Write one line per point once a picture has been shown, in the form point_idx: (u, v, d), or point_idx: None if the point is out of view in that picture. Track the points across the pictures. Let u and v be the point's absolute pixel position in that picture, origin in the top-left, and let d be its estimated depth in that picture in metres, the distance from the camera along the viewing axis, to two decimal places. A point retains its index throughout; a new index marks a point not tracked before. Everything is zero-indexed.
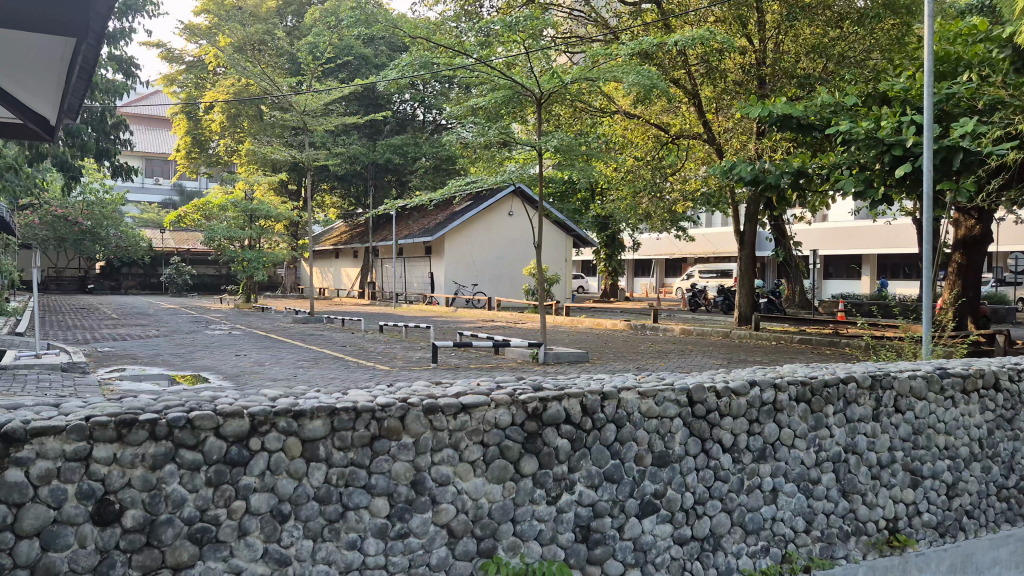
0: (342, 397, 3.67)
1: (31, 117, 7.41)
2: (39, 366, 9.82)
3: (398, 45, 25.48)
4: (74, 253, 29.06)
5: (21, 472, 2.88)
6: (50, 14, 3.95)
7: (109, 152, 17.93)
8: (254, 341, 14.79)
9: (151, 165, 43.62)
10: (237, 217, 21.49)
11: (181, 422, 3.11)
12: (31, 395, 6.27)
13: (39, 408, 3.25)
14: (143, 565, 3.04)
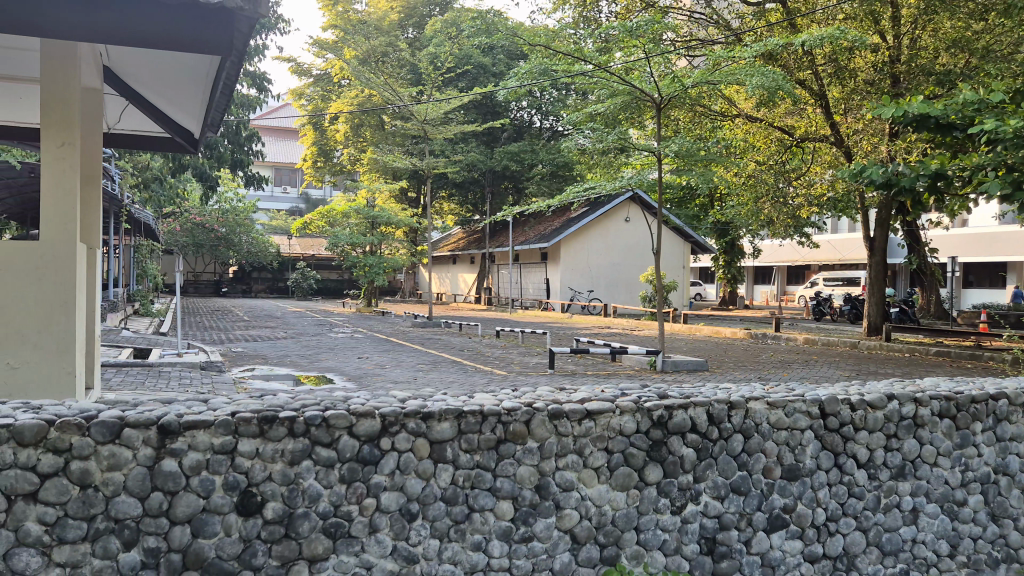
0: (468, 400, 3.75)
1: (178, 130, 7.92)
2: (180, 363, 10.51)
3: (516, 53, 25.73)
4: (211, 258, 30.86)
5: (175, 462, 3.09)
6: (196, 34, 4.17)
7: (243, 162, 18.93)
8: (374, 344, 15.30)
9: (280, 174, 45.79)
10: (360, 223, 22.28)
11: (317, 421, 3.26)
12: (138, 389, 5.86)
13: (190, 403, 3.48)
14: (281, 556, 3.19)
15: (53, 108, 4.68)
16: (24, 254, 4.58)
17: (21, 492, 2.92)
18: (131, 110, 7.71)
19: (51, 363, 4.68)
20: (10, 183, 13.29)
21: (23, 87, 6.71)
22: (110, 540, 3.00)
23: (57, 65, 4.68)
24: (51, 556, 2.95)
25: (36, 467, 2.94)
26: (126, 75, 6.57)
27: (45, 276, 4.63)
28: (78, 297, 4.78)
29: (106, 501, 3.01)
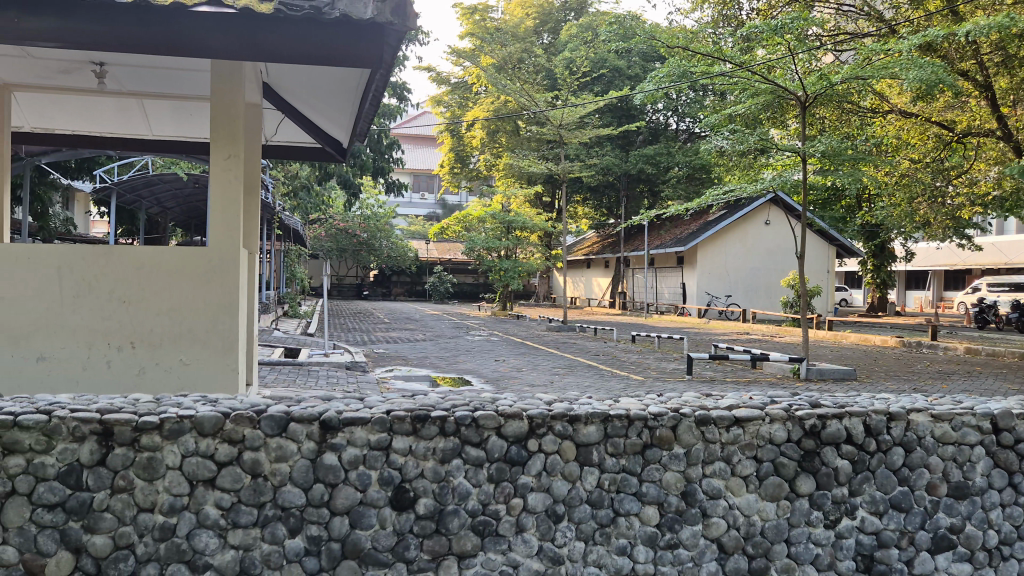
0: (614, 404, 3.75)
1: (328, 141, 8.32)
2: (328, 363, 11.03)
3: (652, 55, 25.37)
4: (354, 262, 32.22)
5: (336, 456, 3.27)
6: (347, 50, 4.37)
7: (385, 169, 19.66)
8: (510, 347, 15.49)
9: (418, 181, 47.21)
10: (495, 227, 22.68)
11: (467, 421, 3.36)
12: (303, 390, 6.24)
13: (350, 400, 3.66)
14: (432, 550, 3.29)
15: (222, 124, 5.04)
16: (195, 261, 4.96)
17: (200, 478, 3.17)
18: (285, 123, 8.18)
19: (216, 361, 5.04)
20: (177, 194, 14.38)
21: (192, 105, 7.26)
22: (277, 527, 3.20)
23: (224, 84, 5.03)
24: (226, 539, 3.17)
25: (213, 456, 3.19)
26: (282, 90, 6.98)
27: (213, 279, 5.00)
28: (240, 300, 5.13)
29: (274, 490, 3.22)
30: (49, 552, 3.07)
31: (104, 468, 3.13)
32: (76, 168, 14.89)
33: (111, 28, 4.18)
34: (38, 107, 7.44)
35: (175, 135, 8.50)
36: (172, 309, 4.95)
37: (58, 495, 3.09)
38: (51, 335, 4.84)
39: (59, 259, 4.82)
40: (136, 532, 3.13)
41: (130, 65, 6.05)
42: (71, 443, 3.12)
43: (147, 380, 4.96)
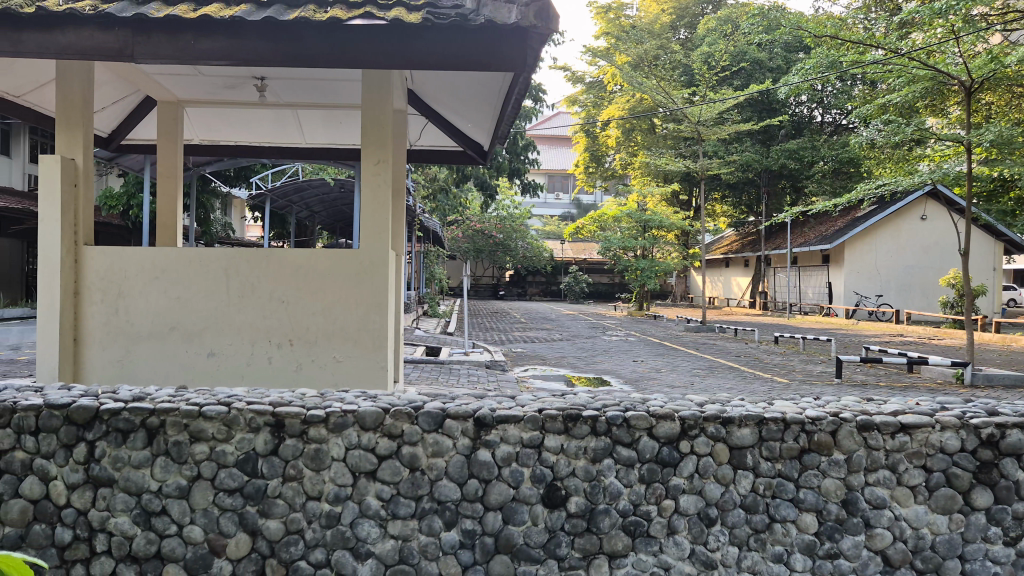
0: (769, 407, 3.65)
1: (469, 144, 8.51)
2: (468, 362, 11.25)
3: (796, 45, 24.33)
4: (491, 262, 32.72)
5: (489, 453, 3.35)
6: (490, 55, 4.44)
7: (521, 171, 19.86)
8: (647, 348, 15.27)
9: (553, 181, 47.31)
10: (631, 227, 22.50)
11: (619, 420, 3.37)
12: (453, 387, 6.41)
13: (501, 398, 3.75)
14: (584, 548, 3.31)
15: (372, 129, 5.25)
16: (347, 261, 5.21)
17: (363, 470, 3.34)
18: (429, 127, 8.43)
19: (368, 358, 5.24)
20: (324, 198, 15.07)
21: (343, 113, 7.62)
22: (434, 520, 3.31)
23: (374, 91, 5.25)
24: (386, 528, 3.32)
25: (374, 449, 3.35)
26: (427, 95, 7.20)
27: (364, 278, 5.23)
28: (388, 298, 5.33)
29: (431, 484, 3.34)
30: (229, 533, 3.30)
31: (277, 457, 3.34)
32: (234, 177, 15.92)
33: (274, 45, 4.47)
34: (205, 120, 8.02)
35: (326, 143, 8.94)
36: (327, 307, 5.21)
37: (237, 481, 3.33)
38: (220, 332, 5.23)
39: (227, 262, 5.21)
40: (305, 518, 3.32)
41: (288, 79, 6.41)
42: (248, 433, 3.35)
43: (305, 376, 5.24)
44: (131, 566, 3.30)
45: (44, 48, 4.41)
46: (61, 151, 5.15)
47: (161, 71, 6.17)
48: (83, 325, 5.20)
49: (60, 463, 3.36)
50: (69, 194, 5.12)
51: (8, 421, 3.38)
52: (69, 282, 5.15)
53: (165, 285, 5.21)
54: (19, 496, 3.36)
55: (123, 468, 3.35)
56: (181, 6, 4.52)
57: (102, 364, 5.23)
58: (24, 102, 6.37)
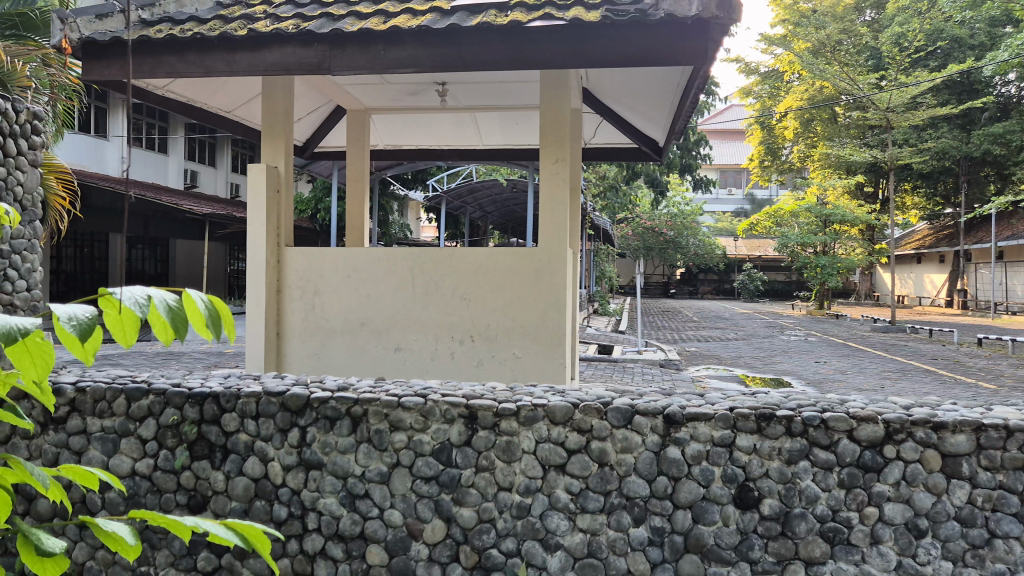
0: (985, 412, 3.38)
1: (645, 141, 8.40)
2: (642, 361, 11.14)
3: (1001, 20, 22.19)
4: (661, 260, 32.20)
5: (679, 450, 3.33)
6: (668, 48, 4.33)
7: (693, 167, 19.37)
8: (831, 348, 14.48)
9: (726, 176, 45.76)
10: (811, 222, 21.45)
11: (815, 421, 3.24)
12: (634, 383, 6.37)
13: (689, 396, 3.70)
14: (778, 552, 3.21)
15: (550, 129, 5.32)
16: (526, 259, 5.29)
17: (553, 463, 3.41)
18: (604, 125, 8.43)
19: (546, 354, 5.28)
20: (498, 199, 15.46)
21: (519, 114, 7.77)
22: (623, 515, 3.32)
23: (552, 93, 5.32)
24: (575, 522, 3.36)
25: (564, 443, 3.41)
26: (601, 93, 7.20)
27: (542, 277, 5.29)
28: (566, 296, 5.36)
29: (619, 479, 3.35)
30: (426, 519, 3.47)
31: (470, 448, 3.48)
32: (413, 179, 16.64)
33: (457, 50, 4.63)
34: (390, 126, 8.44)
35: (503, 144, 9.14)
36: (506, 305, 5.33)
37: (433, 469, 3.49)
38: (406, 327, 5.48)
39: (412, 261, 5.46)
40: (497, 508, 3.43)
41: (468, 83, 6.63)
42: (443, 424, 3.52)
43: (486, 371, 5.38)
44: (338, 544, 3.53)
45: (253, 65, 4.82)
46: (267, 159, 5.62)
47: (351, 82, 6.57)
48: (285, 320, 5.65)
49: (277, 446, 3.66)
50: (272, 200, 5.58)
51: (233, 405, 3.71)
52: (273, 280, 5.62)
53: (356, 283, 5.54)
54: (242, 474, 3.68)
55: (330, 453, 3.60)
56: (373, 19, 4.81)
57: (301, 356, 5.64)
58: (234, 117, 6.97)
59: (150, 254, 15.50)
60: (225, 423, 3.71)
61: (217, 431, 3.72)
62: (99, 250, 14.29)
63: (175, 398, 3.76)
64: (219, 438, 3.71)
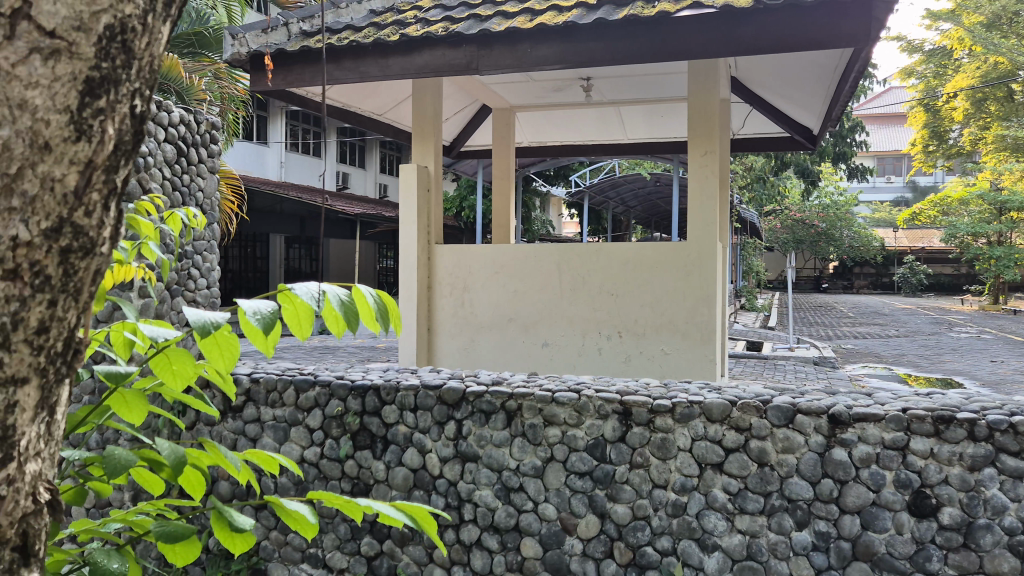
0: None
1: (797, 129, 8.00)
2: (794, 358, 10.69)
3: None
4: (812, 254, 30.73)
5: (846, 452, 3.17)
6: (825, 32, 4.09)
7: (847, 155, 18.33)
8: (1006, 347, 13.36)
9: (884, 164, 43.03)
10: (982, 209, 19.83)
11: (1003, 425, 3.00)
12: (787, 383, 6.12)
13: (855, 395, 3.52)
14: (960, 565, 2.99)
15: (698, 122, 5.18)
16: (674, 253, 5.17)
17: (710, 462, 3.34)
18: (754, 114, 8.13)
19: (695, 350, 5.14)
20: (641, 194, 15.25)
21: (665, 107, 7.63)
22: (784, 518, 3.20)
23: (700, 84, 5.19)
24: (734, 522, 3.27)
25: (721, 441, 3.33)
26: (751, 80, 6.93)
27: (691, 271, 5.15)
28: (716, 291, 5.21)
29: (781, 480, 3.23)
30: (580, 514, 3.49)
31: (625, 444, 3.46)
32: (555, 176, 16.67)
33: (604, 44, 4.59)
34: (533, 123, 8.51)
35: (647, 137, 9.01)
36: (654, 301, 5.23)
37: (587, 465, 3.50)
38: (553, 323, 5.51)
39: (559, 257, 5.47)
40: (652, 505, 3.38)
41: (612, 77, 6.57)
42: (597, 419, 3.51)
43: (633, 367, 5.31)
44: (493, 535, 3.61)
45: (405, 69, 4.99)
46: (418, 160, 5.82)
47: (498, 80, 6.68)
48: (436, 316, 5.82)
49: (434, 438, 3.77)
50: (423, 198, 5.76)
51: (393, 398, 3.86)
52: (424, 278, 5.81)
53: (504, 280, 5.63)
54: (401, 464, 3.82)
55: (486, 446, 3.68)
56: (519, 18, 4.86)
57: (451, 351, 5.80)
58: (386, 119, 7.24)
59: (305, 253, 16.63)
60: (385, 414, 3.87)
61: (378, 422, 3.88)
62: (260, 250, 15.26)
63: (339, 390, 3.95)
64: (380, 429, 3.87)
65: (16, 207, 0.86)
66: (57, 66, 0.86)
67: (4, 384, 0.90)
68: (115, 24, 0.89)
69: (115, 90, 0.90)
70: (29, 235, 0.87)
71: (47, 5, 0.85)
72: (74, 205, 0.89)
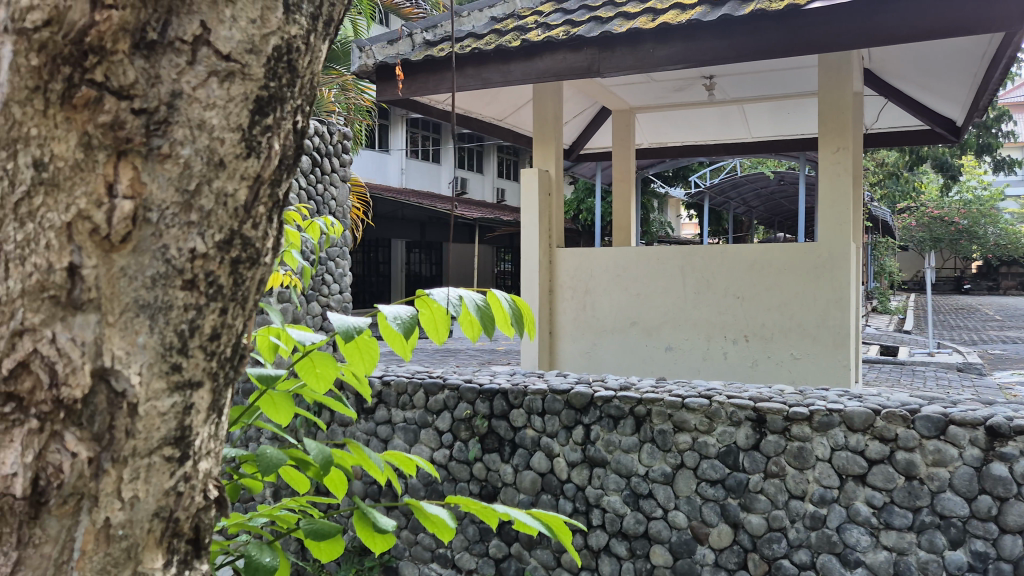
0: None
1: (938, 121, 7.50)
2: (934, 364, 10.07)
3: None
4: (952, 253, 28.89)
5: (1006, 467, 2.96)
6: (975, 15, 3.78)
7: (991, 147, 17.11)
8: None
9: None
10: None
11: None
12: (930, 390, 5.77)
13: (1014, 406, 3.27)
14: None
15: (830, 117, 4.96)
16: (805, 254, 4.96)
17: (852, 473, 3.19)
18: (889, 107, 7.70)
19: (827, 354, 4.91)
20: (764, 194, 14.77)
21: (792, 103, 7.35)
22: (936, 535, 3.02)
23: (832, 77, 4.96)
24: (879, 538, 3.11)
25: (864, 452, 3.17)
26: (888, 70, 6.57)
27: (823, 272, 4.93)
28: (850, 294, 4.96)
29: (932, 495, 3.05)
30: (712, 523, 3.41)
31: (759, 453, 3.36)
32: (674, 176, 16.36)
33: (730, 41, 4.46)
34: (654, 123, 8.39)
35: (773, 135, 8.70)
36: (783, 304, 5.05)
37: (719, 473, 3.41)
38: (676, 326, 5.40)
39: (682, 259, 5.37)
40: (789, 516, 3.27)
41: (736, 74, 6.39)
42: (729, 426, 3.42)
43: (761, 373, 5.13)
44: (622, 542, 3.59)
45: (527, 74, 5.02)
46: (540, 164, 5.86)
47: (618, 82, 6.63)
48: (557, 319, 5.84)
49: (563, 442, 3.77)
50: (545, 202, 5.79)
51: (520, 401, 3.88)
52: (546, 281, 5.83)
53: (626, 282, 5.57)
54: (529, 467, 3.85)
55: (614, 451, 3.65)
56: (641, 18, 4.81)
57: (574, 354, 5.80)
58: (506, 124, 7.31)
59: (425, 258, 17.01)
60: (513, 418, 3.90)
61: (506, 425, 3.92)
62: (382, 255, 15.66)
63: (467, 393, 4.01)
64: (508, 433, 3.91)
65: (193, 220, 0.90)
66: (231, 87, 0.90)
67: (182, 388, 0.94)
68: (283, 45, 0.93)
69: (281, 108, 0.95)
70: (204, 247, 0.91)
71: (224, 31, 0.90)
72: (243, 217, 0.94)
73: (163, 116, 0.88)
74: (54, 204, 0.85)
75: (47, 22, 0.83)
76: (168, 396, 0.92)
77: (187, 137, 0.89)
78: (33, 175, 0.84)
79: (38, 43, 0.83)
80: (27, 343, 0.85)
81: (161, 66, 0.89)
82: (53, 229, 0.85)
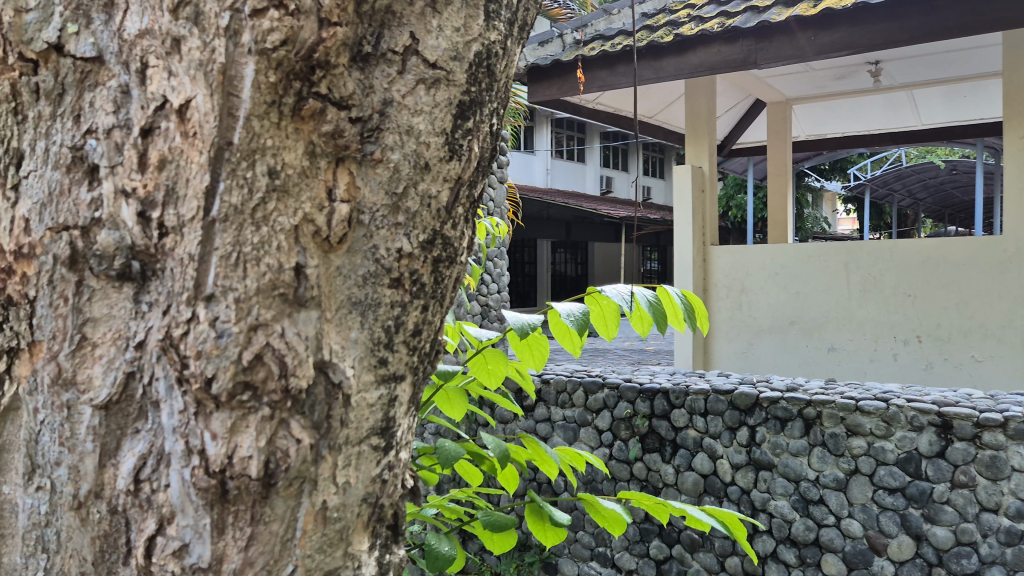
0: None
1: None
2: None
3: None
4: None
5: None
6: None
7: None
8: None
9: None
10: None
11: None
12: None
13: None
14: None
15: (1016, 99, 4.56)
16: (987, 249, 4.59)
17: None
18: None
19: (1015, 356, 4.52)
20: (933, 185, 13.78)
21: (969, 86, 6.83)
22: None
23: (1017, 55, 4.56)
24: None
25: None
26: None
27: (1007, 269, 4.54)
28: None
29: None
30: (891, 533, 3.24)
31: (944, 461, 3.14)
32: (832, 169, 15.57)
33: (899, 23, 4.17)
34: (812, 114, 8.03)
35: (947, 121, 8.11)
36: (962, 303, 4.69)
37: (898, 480, 3.23)
38: (841, 326, 5.15)
39: (847, 255, 5.10)
40: (980, 530, 3.05)
41: (905, 58, 6.00)
42: (910, 431, 3.23)
43: (937, 375, 4.80)
44: (791, 548, 3.48)
45: (680, 69, 4.94)
46: (693, 160, 5.75)
47: (774, 73, 6.39)
48: (712, 319, 5.71)
49: (726, 444, 3.68)
50: (699, 199, 5.68)
51: (682, 402, 3.82)
52: (700, 280, 5.71)
53: (785, 280, 5.36)
54: (691, 468, 3.79)
55: (781, 454, 3.53)
56: (800, 5, 4.59)
57: (729, 354, 5.65)
58: (656, 122, 7.23)
59: (571, 258, 17.07)
60: (674, 417, 3.84)
61: (667, 425, 3.87)
62: (528, 255, 15.85)
63: (627, 393, 3.99)
64: (669, 433, 3.86)
65: (401, 221, 0.97)
66: (437, 94, 0.97)
67: (387, 380, 1.00)
68: (484, 51, 1.00)
69: (480, 111, 1.02)
70: (410, 247, 0.98)
71: (431, 40, 0.97)
72: (445, 218, 1.00)
73: (375, 123, 0.95)
74: (285, 208, 0.91)
75: (284, 42, 0.88)
76: (376, 387, 0.99)
77: (397, 142, 0.95)
78: (267, 182, 0.89)
79: (275, 61, 0.89)
80: (261, 337, 0.89)
81: (375, 76, 0.96)
82: (284, 231, 0.90)
